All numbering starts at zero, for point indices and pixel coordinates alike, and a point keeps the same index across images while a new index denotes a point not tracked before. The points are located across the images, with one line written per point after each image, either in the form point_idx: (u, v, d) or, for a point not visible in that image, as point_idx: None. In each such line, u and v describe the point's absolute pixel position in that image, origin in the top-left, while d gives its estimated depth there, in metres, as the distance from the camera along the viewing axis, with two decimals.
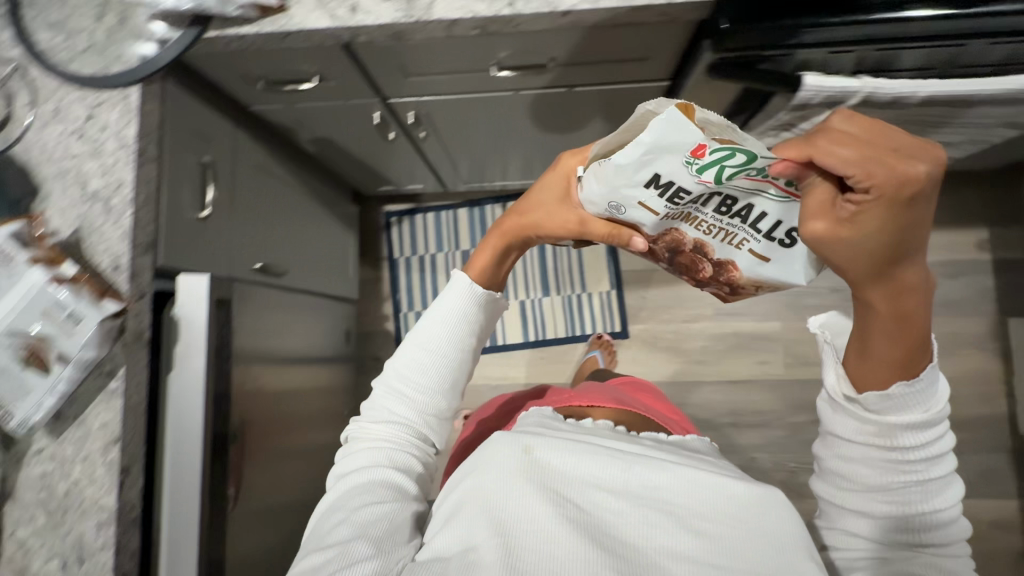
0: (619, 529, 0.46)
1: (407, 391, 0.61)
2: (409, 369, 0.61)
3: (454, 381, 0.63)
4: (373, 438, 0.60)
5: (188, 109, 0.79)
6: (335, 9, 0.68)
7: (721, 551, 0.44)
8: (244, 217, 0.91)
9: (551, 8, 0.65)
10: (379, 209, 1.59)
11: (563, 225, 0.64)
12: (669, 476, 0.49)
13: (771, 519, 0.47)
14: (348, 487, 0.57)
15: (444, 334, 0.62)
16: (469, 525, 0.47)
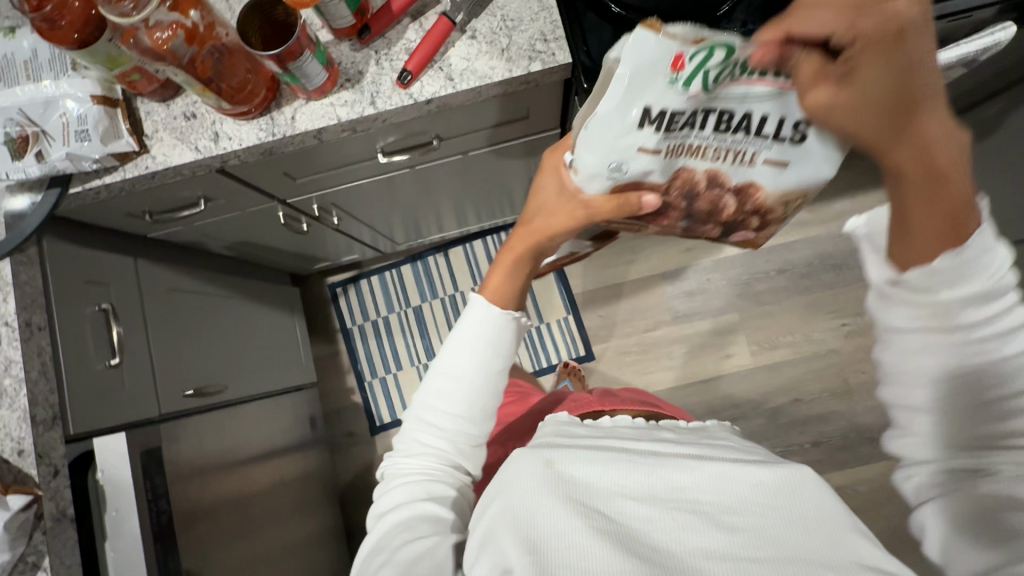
0: (654, 535, 0.41)
1: (439, 418, 0.57)
2: (435, 399, 0.57)
3: (484, 402, 0.57)
4: (414, 469, 0.58)
5: (77, 260, 0.76)
6: (197, 140, 0.66)
7: (763, 540, 0.39)
8: (164, 346, 0.89)
9: (412, 101, 0.64)
10: (322, 283, 1.56)
11: (568, 221, 0.53)
12: (699, 475, 0.44)
13: (812, 502, 0.42)
14: (390, 527, 0.54)
15: (463, 353, 0.56)
16: (498, 551, 0.43)
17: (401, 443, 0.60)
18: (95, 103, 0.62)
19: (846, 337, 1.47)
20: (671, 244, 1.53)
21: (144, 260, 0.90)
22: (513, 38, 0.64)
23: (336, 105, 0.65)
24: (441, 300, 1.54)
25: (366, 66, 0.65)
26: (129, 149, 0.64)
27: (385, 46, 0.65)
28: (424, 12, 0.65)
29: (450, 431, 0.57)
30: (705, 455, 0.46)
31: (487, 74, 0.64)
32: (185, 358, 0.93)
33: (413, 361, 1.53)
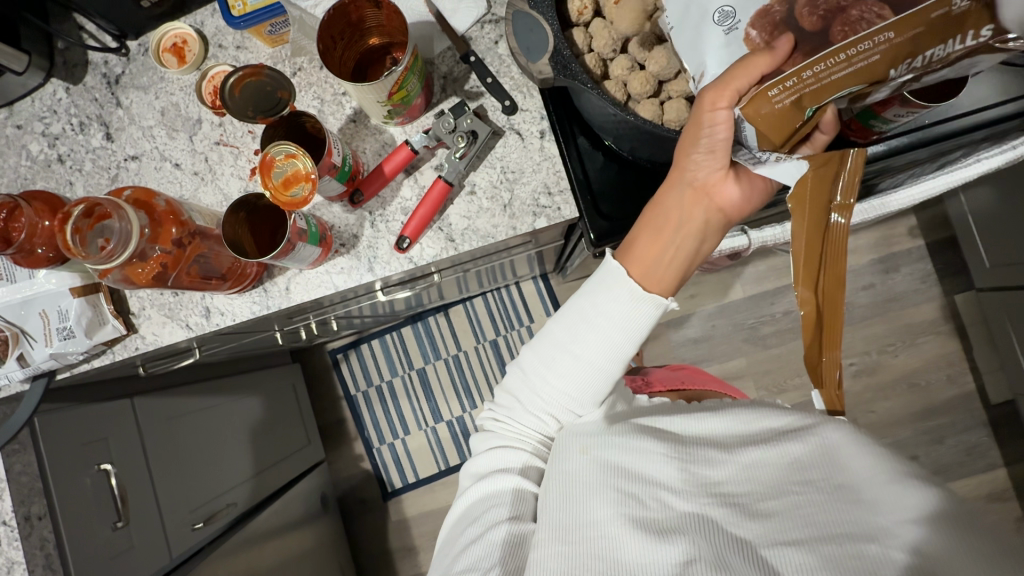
0: (693, 522, 0.46)
1: (550, 389, 0.56)
2: (553, 366, 0.56)
3: (602, 381, 0.55)
4: (514, 434, 0.60)
5: (72, 424, 0.72)
6: (188, 317, 0.62)
7: (795, 520, 0.43)
8: (175, 480, 0.86)
9: (412, 266, 0.61)
10: (323, 349, 1.53)
11: (705, 134, 0.50)
12: (734, 467, 0.49)
13: (833, 466, 0.45)
14: (476, 499, 0.58)
15: (588, 324, 0.54)
16: (544, 533, 0.50)
17: (498, 398, 0.62)
18: (74, 296, 0.58)
19: (854, 378, 1.48)
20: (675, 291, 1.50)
21: (142, 395, 0.85)
22: (515, 192, 0.61)
23: (331, 272, 0.62)
24: (445, 361, 1.51)
25: (361, 228, 0.62)
26: (117, 333, 0.61)
27: (380, 205, 0.62)
28: (418, 167, 0.62)
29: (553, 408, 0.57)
30: (738, 443, 0.51)
31: (490, 233, 0.61)
32: (199, 485, 0.90)
33: (421, 425, 1.50)
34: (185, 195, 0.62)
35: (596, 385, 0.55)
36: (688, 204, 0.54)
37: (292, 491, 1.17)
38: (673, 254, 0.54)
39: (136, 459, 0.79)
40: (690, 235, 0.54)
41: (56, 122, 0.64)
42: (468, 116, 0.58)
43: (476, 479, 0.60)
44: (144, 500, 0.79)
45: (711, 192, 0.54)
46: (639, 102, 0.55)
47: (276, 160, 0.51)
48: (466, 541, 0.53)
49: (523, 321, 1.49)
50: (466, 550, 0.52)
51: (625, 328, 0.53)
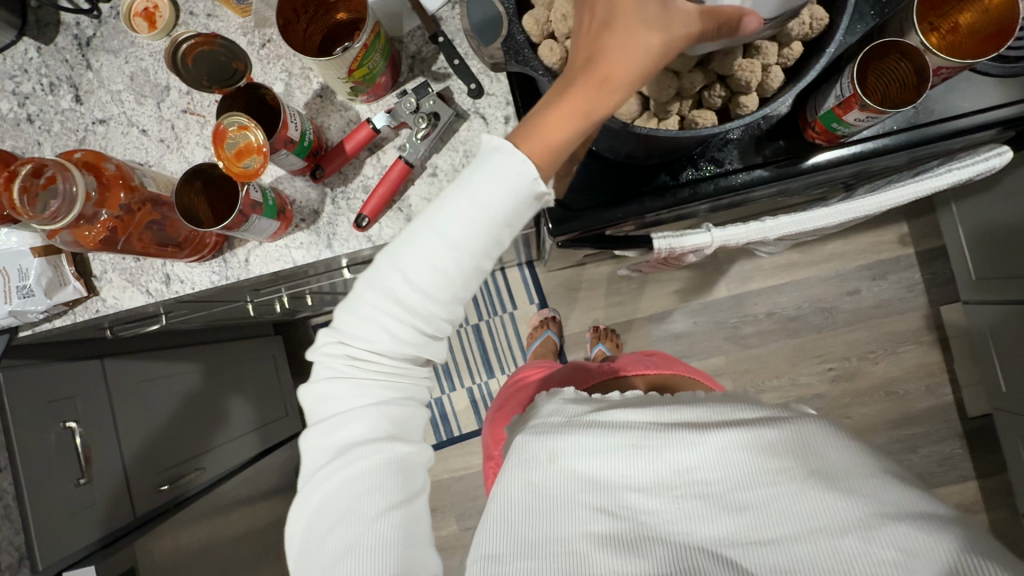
0: (670, 524, 0.48)
1: (413, 291, 0.44)
2: (416, 256, 0.44)
3: (471, 280, 0.46)
4: (380, 369, 0.47)
5: (38, 380, 0.74)
6: (148, 282, 0.63)
7: (767, 517, 0.46)
8: (144, 440, 0.88)
9: (370, 245, 0.62)
10: (307, 324, 1.54)
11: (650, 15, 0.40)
12: (710, 454, 0.50)
13: (808, 460, 0.47)
14: (337, 483, 0.44)
15: (465, 209, 0.43)
16: (509, 540, 0.49)
17: (351, 328, 0.47)
18: (35, 256, 0.59)
19: (833, 382, 1.48)
20: (659, 286, 1.50)
21: (113, 356, 0.87)
22: None
23: (290, 246, 0.62)
24: None
25: (322, 205, 0.62)
26: (78, 295, 0.62)
27: (341, 181, 0.62)
28: (382, 146, 0.62)
29: (431, 323, 0.46)
30: (709, 426, 0.52)
31: None
32: (173, 446, 0.93)
33: None
34: (149, 161, 0.63)
35: (464, 283, 0.45)
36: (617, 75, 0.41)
37: (264, 460, 1.20)
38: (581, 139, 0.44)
39: (103, 419, 0.81)
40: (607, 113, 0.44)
41: (27, 81, 0.64)
42: (431, 97, 0.57)
43: (336, 456, 0.46)
44: (109, 458, 0.81)
45: None
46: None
47: (229, 131, 0.51)
48: (337, 550, 0.42)
49: (507, 307, 1.52)
50: (342, 559, 0.42)
51: (508, 225, 0.44)
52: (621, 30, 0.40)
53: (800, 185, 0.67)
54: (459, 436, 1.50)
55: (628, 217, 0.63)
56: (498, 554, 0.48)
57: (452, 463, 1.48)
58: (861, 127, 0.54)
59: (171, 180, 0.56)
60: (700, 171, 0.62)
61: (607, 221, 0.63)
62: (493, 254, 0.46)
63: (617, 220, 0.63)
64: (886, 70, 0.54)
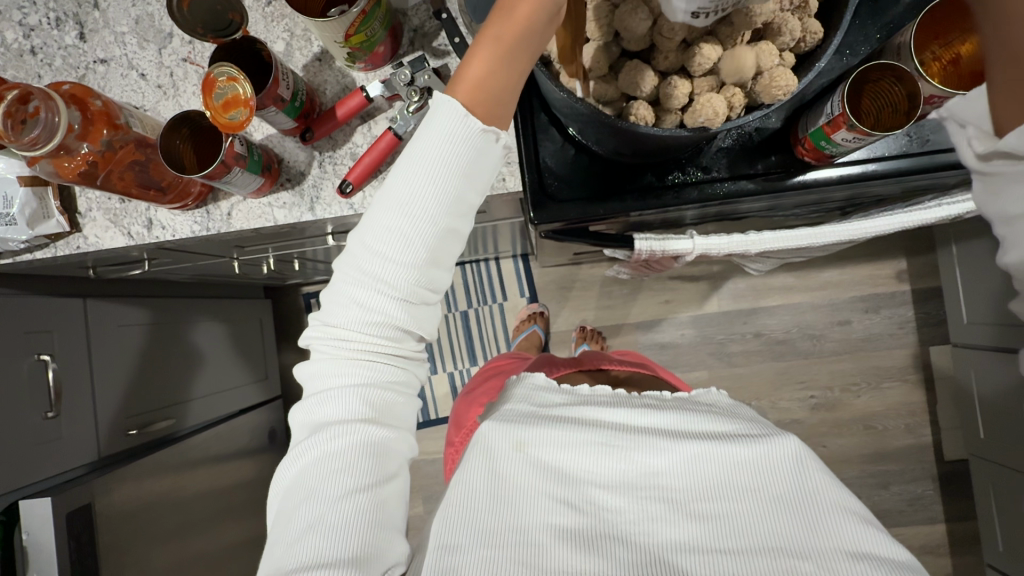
0: (632, 524, 0.48)
1: (379, 259, 0.45)
2: (382, 227, 0.45)
3: (441, 240, 0.45)
4: (359, 351, 0.46)
5: (17, 310, 0.75)
6: (130, 225, 0.63)
7: (726, 529, 0.46)
8: (115, 384, 0.88)
9: (352, 212, 0.62)
10: (298, 292, 1.55)
11: None
12: (675, 459, 0.50)
13: (775, 481, 0.48)
14: (309, 461, 0.44)
15: (427, 170, 0.44)
16: (467, 526, 0.47)
17: (331, 307, 0.47)
18: (21, 185, 0.60)
19: (812, 410, 1.47)
20: (650, 294, 1.50)
21: (95, 298, 0.88)
22: None
23: (273, 205, 0.62)
24: None
25: (308, 167, 0.62)
26: (60, 230, 0.62)
27: (330, 145, 0.62)
28: (373, 115, 0.62)
29: (403, 291, 0.45)
30: (681, 434, 0.52)
31: None
32: (144, 394, 0.93)
33: None
34: (145, 106, 0.63)
35: (431, 246, 0.45)
36: (529, 6, 0.44)
37: (237, 420, 1.20)
38: (511, 70, 0.45)
39: (78, 356, 0.82)
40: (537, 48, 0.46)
41: (34, 14, 0.65)
42: (426, 72, 0.57)
43: (312, 433, 0.46)
44: (78, 396, 0.82)
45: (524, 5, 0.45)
46: (599, 83, 0.53)
47: (218, 80, 0.52)
48: (303, 524, 0.42)
49: (497, 297, 1.52)
50: (303, 539, 0.41)
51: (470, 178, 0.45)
52: None
53: (791, 203, 0.66)
54: (435, 420, 1.51)
55: (612, 213, 0.62)
56: (455, 544, 0.46)
57: (426, 446, 1.49)
58: (848, 148, 0.54)
59: (159, 125, 0.57)
60: (688, 176, 0.62)
61: (590, 216, 0.63)
62: (461, 211, 0.46)
63: (600, 216, 0.63)
64: (880, 93, 0.55)
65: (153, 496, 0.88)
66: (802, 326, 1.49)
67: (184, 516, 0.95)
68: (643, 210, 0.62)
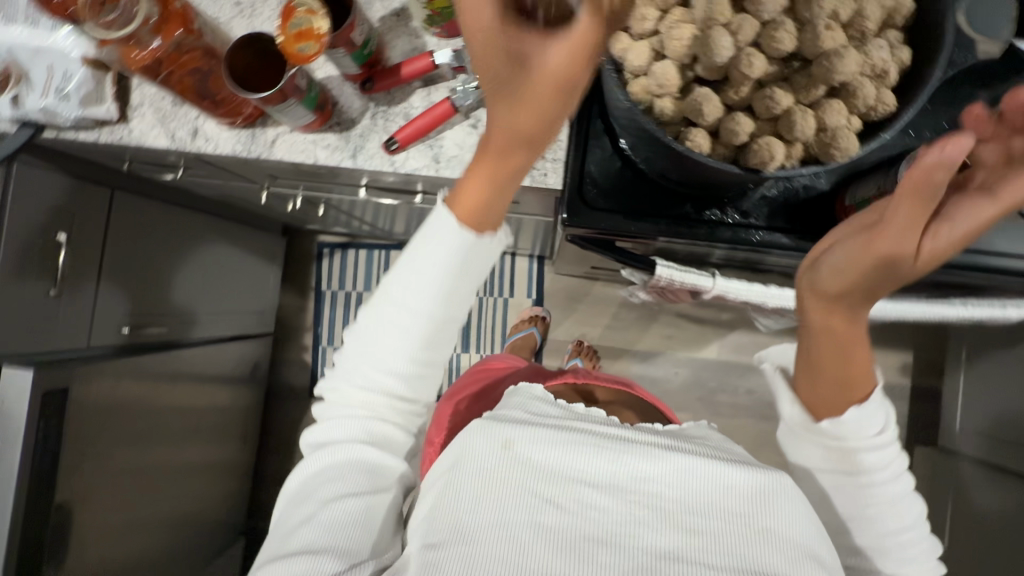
0: (617, 525, 0.48)
1: (402, 306, 0.52)
2: (405, 274, 0.52)
3: (435, 331, 0.53)
4: (360, 401, 0.54)
5: (47, 184, 0.76)
6: (177, 129, 0.64)
7: (706, 546, 0.47)
8: (119, 281, 0.89)
9: (390, 169, 0.62)
10: (313, 238, 1.57)
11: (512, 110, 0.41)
12: (665, 470, 0.51)
13: (760, 508, 0.50)
14: (312, 473, 0.53)
15: (438, 228, 0.50)
16: (454, 516, 0.48)
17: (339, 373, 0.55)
18: (84, 64, 0.61)
19: None
20: (653, 326, 1.50)
21: (122, 193, 0.89)
22: None
23: (318, 144, 0.63)
24: None
25: (361, 116, 0.63)
26: (109, 116, 0.63)
27: (386, 99, 0.63)
28: (435, 82, 0.63)
29: (398, 370, 0.53)
30: (673, 449, 0.53)
31: None
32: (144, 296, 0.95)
33: None
34: (219, 18, 0.64)
35: (423, 334, 0.52)
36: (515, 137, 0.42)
37: (223, 346, 1.22)
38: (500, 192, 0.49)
39: (93, 245, 0.83)
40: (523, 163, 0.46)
41: None
42: None
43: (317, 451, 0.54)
44: (83, 281, 0.83)
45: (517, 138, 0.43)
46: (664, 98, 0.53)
47: (297, 11, 0.53)
48: (304, 519, 0.49)
49: (503, 291, 1.53)
50: (300, 531, 0.49)
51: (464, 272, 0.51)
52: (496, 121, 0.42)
53: None
54: None
55: (644, 233, 0.62)
56: (437, 542, 0.47)
57: None
58: None
59: (227, 39, 0.58)
60: (726, 215, 0.62)
61: (622, 230, 0.62)
62: (455, 302, 0.53)
63: (631, 233, 0.63)
64: None
65: (127, 395, 0.89)
66: None
67: (153, 424, 0.96)
68: (675, 237, 0.62)
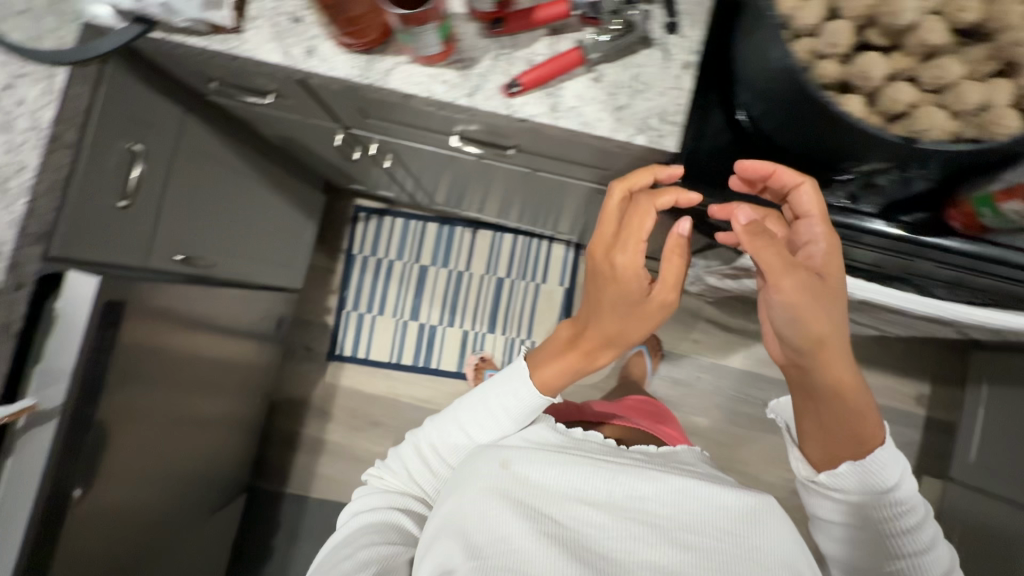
0: (614, 543, 0.57)
1: (467, 438, 0.74)
2: (496, 393, 0.72)
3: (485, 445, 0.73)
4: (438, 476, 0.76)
5: (132, 96, 0.75)
6: (291, 46, 0.63)
7: (705, 553, 0.56)
8: (174, 204, 0.87)
9: (507, 111, 0.62)
10: (351, 200, 1.56)
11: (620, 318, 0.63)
12: (665, 503, 0.60)
13: (762, 517, 0.59)
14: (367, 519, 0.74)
15: (509, 398, 0.71)
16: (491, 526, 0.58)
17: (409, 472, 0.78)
18: None
19: (793, 493, 1.45)
20: (680, 327, 1.50)
21: (192, 116, 0.87)
22: (633, 102, 0.61)
23: (436, 78, 0.62)
24: (449, 272, 1.54)
25: (483, 55, 0.62)
26: (224, 23, 0.62)
27: (511, 44, 0.62)
28: (562, 32, 0.62)
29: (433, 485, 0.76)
30: (675, 478, 0.62)
31: (591, 123, 0.61)
32: (188, 227, 0.92)
33: (396, 314, 1.54)
34: None
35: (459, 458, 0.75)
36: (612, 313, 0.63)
37: (259, 294, 1.21)
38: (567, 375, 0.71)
39: (159, 167, 0.82)
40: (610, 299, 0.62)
41: None
42: (635, 8, 0.58)
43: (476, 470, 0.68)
44: (149, 199, 0.81)
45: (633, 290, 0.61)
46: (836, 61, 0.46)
47: None
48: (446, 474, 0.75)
49: (537, 277, 1.52)
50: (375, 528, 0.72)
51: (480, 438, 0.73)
52: (624, 323, 0.64)
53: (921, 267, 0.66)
54: (434, 370, 1.53)
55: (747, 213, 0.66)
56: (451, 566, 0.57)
57: (417, 391, 1.52)
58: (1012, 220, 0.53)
59: None
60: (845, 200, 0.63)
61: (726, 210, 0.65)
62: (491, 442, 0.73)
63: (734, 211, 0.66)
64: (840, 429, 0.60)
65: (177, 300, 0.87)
66: None
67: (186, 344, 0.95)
68: None
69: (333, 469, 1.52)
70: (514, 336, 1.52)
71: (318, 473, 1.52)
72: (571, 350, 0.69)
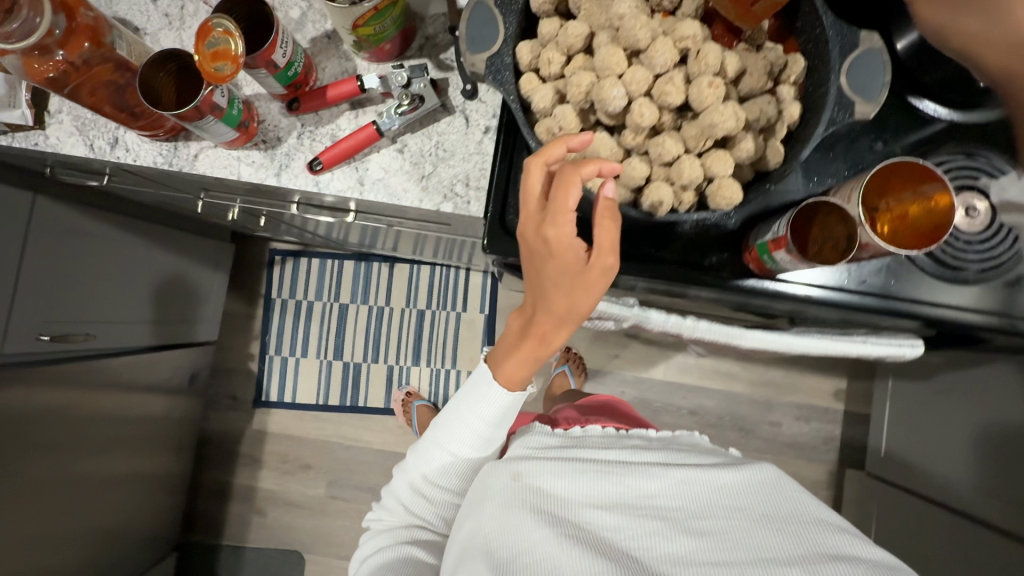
0: (636, 539, 0.56)
1: (450, 457, 0.68)
2: (466, 405, 0.66)
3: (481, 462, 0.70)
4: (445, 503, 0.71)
5: None
6: (93, 139, 0.69)
7: (724, 540, 0.55)
8: (36, 285, 0.86)
9: (313, 187, 0.67)
10: (266, 245, 1.55)
11: (568, 302, 0.54)
12: (669, 488, 0.61)
13: (770, 493, 0.61)
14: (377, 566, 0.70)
15: (484, 407, 0.65)
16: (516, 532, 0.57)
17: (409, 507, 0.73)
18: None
19: None
20: (601, 344, 1.52)
21: (45, 196, 0.87)
22: (437, 168, 0.67)
23: (242, 159, 0.68)
24: (369, 308, 1.54)
25: (287, 134, 0.68)
26: (23, 121, 0.67)
27: (313, 121, 0.67)
28: (364, 105, 0.68)
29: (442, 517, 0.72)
30: (672, 468, 0.63)
31: (398, 193, 0.67)
32: (58, 305, 0.90)
33: (320, 354, 1.53)
34: (147, 27, 0.73)
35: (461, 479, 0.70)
36: (560, 293, 0.54)
37: (164, 355, 1.21)
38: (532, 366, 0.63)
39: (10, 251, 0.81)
40: (548, 278, 0.54)
41: None
42: (422, 81, 0.63)
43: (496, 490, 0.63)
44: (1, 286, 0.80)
45: (568, 259, 0.52)
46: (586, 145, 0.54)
47: (214, 30, 0.56)
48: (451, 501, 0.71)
49: (457, 306, 1.53)
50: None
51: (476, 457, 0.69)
52: (569, 298, 0.54)
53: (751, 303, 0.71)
54: (362, 407, 1.53)
55: None
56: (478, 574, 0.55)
57: (347, 430, 1.52)
58: (787, 266, 0.59)
59: (145, 51, 0.66)
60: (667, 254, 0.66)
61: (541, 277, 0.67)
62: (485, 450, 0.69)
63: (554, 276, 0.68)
64: None
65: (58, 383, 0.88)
66: (738, 416, 1.50)
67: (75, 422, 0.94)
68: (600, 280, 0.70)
69: (268, 517, 1.51)
70: (439, 366, 1.53)
71: (253, 522, 1.50)
72: (526, 340, 0.60)
